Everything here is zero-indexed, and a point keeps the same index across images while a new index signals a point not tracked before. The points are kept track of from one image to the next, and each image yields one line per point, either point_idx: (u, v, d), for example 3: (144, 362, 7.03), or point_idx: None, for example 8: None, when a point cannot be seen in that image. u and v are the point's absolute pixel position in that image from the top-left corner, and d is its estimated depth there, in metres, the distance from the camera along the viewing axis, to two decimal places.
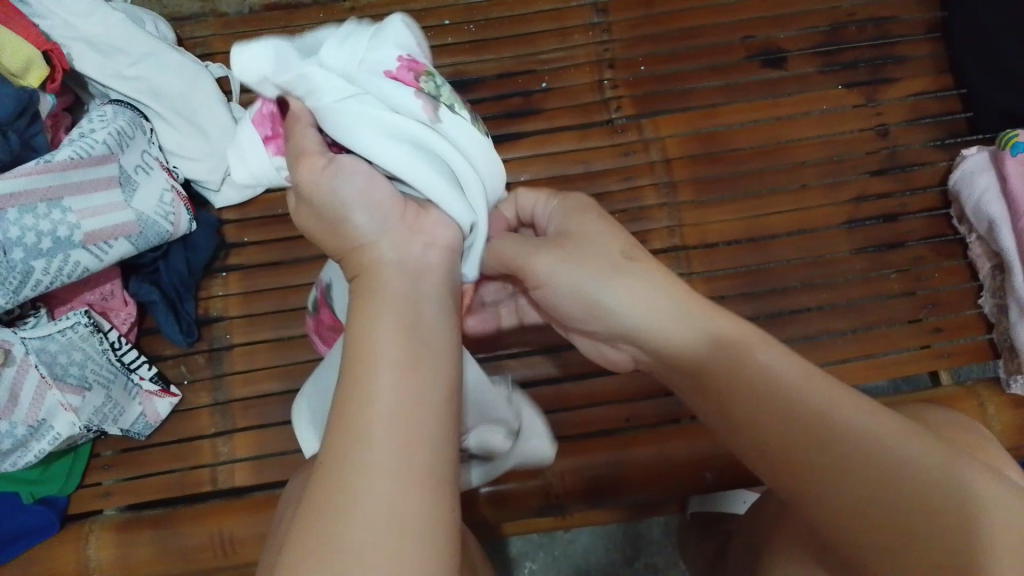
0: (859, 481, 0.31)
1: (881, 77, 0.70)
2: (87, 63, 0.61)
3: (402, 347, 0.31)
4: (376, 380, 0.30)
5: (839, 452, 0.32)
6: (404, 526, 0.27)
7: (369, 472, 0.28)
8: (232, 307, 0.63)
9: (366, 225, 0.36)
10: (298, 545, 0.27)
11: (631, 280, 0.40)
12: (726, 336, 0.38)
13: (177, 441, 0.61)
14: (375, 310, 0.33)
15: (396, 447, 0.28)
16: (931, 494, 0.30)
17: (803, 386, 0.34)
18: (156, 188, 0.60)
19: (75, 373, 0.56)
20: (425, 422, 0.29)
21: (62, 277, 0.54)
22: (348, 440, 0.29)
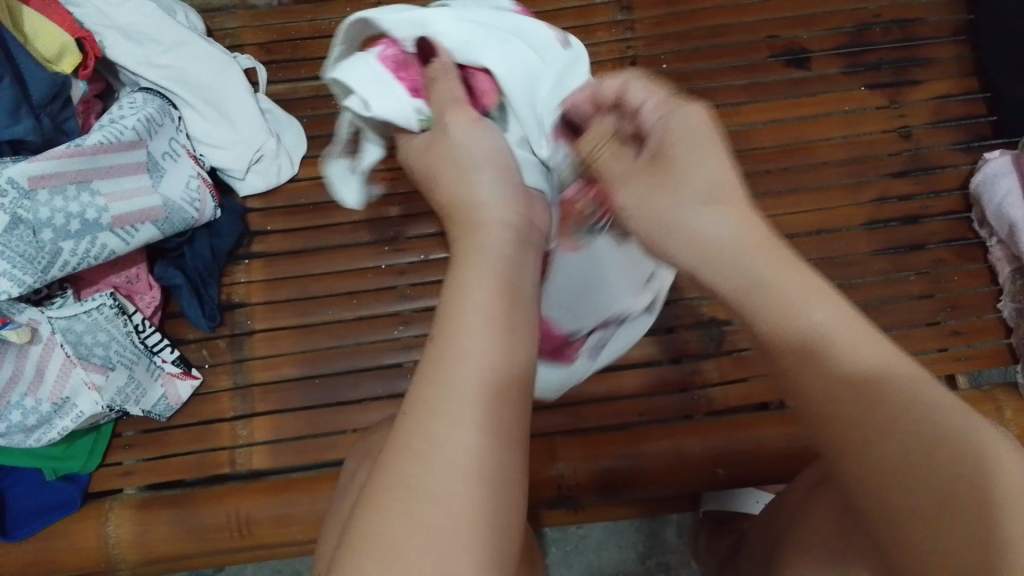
0: (896, 445, 0.28)
1: (904, 79, 0.70)
2: (117, 50, 0.62)
3: (499, 311, 0.33)
4: (472, 334, 0.32)
5: (891, 442, 0.28)
6: (469, 482, 0.28)
7: (452, 425, 0.29)
8: (255, 293, 0.64)
9: (488, 185, 0.39)
10: (381, 490, 0.29)
11: (708, 213, 0.35)
12: (802, 293, 0.31)
13: (197, 423, 0.62)
14: (475, 267, 0.35)
15: (484, 405, 0.30)
16: (975, 488, 0.26)
17: (860, 341, 0.30)
18: (182, 174, 0.62)
19: (100, 353, 0.57)
20: (509, 391, 0.31)
21: (89, 259, 0.56)
22: (437, 388, 0.30)
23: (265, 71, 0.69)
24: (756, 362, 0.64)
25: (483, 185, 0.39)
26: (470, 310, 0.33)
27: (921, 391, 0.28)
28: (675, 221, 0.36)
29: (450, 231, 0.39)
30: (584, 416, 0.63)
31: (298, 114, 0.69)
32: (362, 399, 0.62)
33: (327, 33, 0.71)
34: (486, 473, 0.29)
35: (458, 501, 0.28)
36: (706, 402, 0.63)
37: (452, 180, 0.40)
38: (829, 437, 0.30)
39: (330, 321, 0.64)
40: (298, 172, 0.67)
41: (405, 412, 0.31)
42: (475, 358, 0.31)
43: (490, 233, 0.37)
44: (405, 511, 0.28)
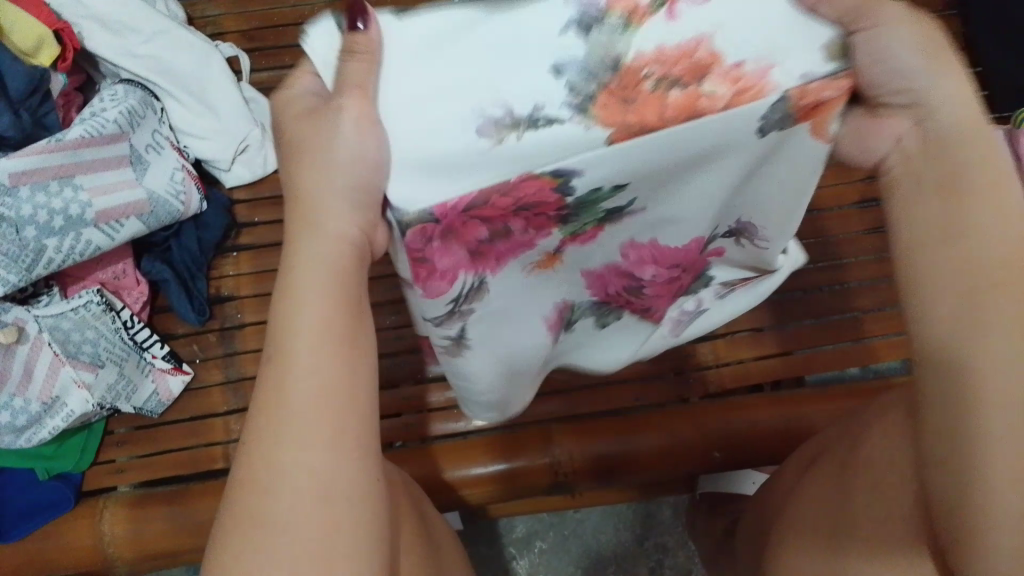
0: (952, 386, 0.30)
1: None
2: (97, 41, 0.61)
3: (334, 320, 0.31)
4: (300, 352, 0.31)
5: (951, 396, 0.30)
6: (313, 489, 0.30)
7: (294, 438, 0.30)
8: (244, 286, 0.63)
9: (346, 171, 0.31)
10: (240, 493, 0.30)
11: (908, 49, 0.30)
12: (985, 182, 0.31)
13: (189, 419, 0.61)
14: (313, 266, 0.32)
15: (317, 414, 0.30)
16: (966, 465, 0.30)
17: (982, 286, 0.30)
18: (166, 167, 0.60)
19: (88, 350, 0.57)
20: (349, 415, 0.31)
21: (74, 256, 0.55)
22: (270, 401, 0.30)
23: (248, 59, 0.68)
24: (749, 344, 0.64)
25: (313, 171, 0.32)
26: (303, 329, 0.31)
27: (1016, 350, 0.29)
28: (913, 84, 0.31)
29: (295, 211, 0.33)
30: (580, 402, 0.63)
31: None
32: None
33: (310, 17, 0.69)
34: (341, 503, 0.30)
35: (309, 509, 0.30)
36: (700, 385, 0.63)
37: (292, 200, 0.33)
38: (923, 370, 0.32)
39: None
40: None
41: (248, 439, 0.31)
42: (308, 376, 0.30)
43: (329, 236, 0.31)
44: (270, 494, 0.30)
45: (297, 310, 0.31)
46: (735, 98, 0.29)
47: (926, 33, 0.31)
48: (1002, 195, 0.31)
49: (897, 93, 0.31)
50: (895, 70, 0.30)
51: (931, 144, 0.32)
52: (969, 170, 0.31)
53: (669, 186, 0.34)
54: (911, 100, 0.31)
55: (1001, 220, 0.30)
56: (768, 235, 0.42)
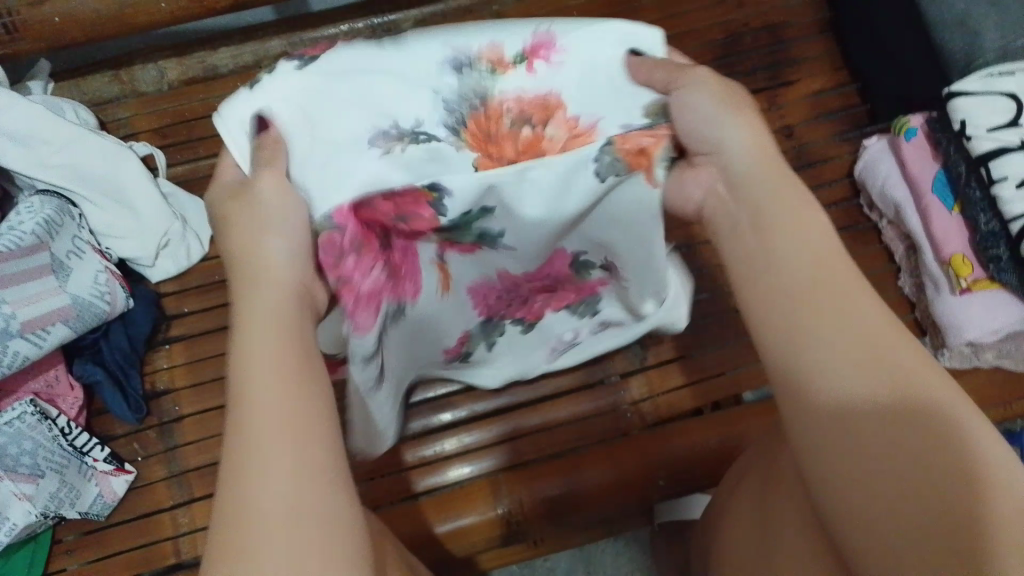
0: (869, 439, 0.31)
1: (780, 81, 0.73)
2: (7, 155, 0.61)
3: (289, 350, 0.35)
4: (257, 377, 0.33)
5: (867, 419, 0.31)
6: (293, 487, 0.31)
7: (273, 443, 0.32)
8: (179, 378, 0.64)
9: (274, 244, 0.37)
10: (228, 509, 0.31)
11: (728, 119, 0.39)
12: (787, 207, 0.37)
13: (137, 517, 0.61)
14: (260, 324, 0.36)
15: (279, 422, 0.32)
16: (934, 454, 0.30)
17: (830, 321, 0.33)
18: (89, 270, 0.61)
19: (26, 462, 0.57)
20: (321, 428, 0.33)
21: (2, 368, 0.55)
22: (237, 428, 0.32)
23: (163, 154, 0.70)
24: (676, 371, 0.67)
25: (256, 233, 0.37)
26: (256, 360, 0.34)
27: (885, 361, 0.32)
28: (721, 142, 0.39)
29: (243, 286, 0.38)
30: (524, 448, 0.64)
31: (202, 193, 0.70)
32: None
33: None
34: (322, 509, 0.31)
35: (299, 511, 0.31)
36: (637, 418, 0.65)
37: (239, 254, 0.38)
38: (814, 428, 0.33)
39: None
40: (208, 251, 0.68)
41: (227, 457, 0.32)
42: (268, 394, 0.33)
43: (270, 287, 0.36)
44: (254, 498, 0.31)
45: (249, 345, 0.35)
46: (570, 142, 0.37)
47: (719, 83, 0.40)
48: (810, 220, 0.37)
49: (701, 137, 0.39)
50: (696, 122, 0.39)
51: (733, 183, 0.39)
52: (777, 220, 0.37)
53: (523, 228, 0.40)
54: (714, 145, 0.39)
55: (809, 269, 0.35)
56: (629, 281, 0.49)
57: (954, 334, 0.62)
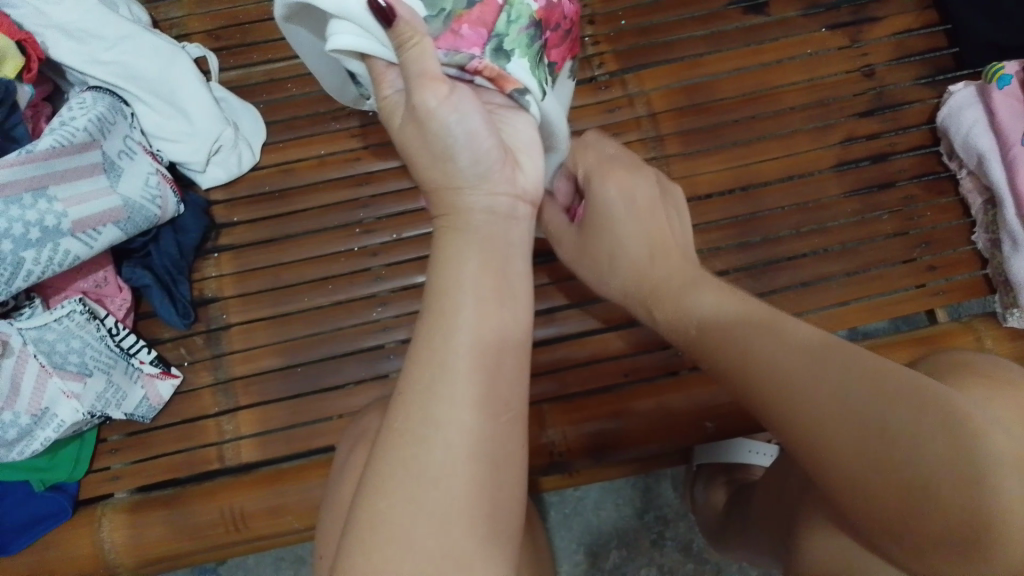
0: (874, 456, 0.34)
1: (864, 16, 0.69)
2: (62, 51, 0.60)
3: (488, 285, 0.34)
4: (462, 312, 0.33)
5: (883, 428, 0.34)
6: (473, 454, 0.31)
7: (447, 407, 0.31)
8: (227, 287, 0.64)
9: (467, 167, 0.36)
10: (389, 461, 0.31)
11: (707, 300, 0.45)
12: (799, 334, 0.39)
13: (182, 422, 0.62)
14: (461, 248, 0.35)
15: (475, 376, 0.32)
16: (966, 464, 0.33)
17: (837, 387, 0.36)
18: (141, 171, 0.60)
19: (75, 361, 0.57)
20: (502, 386, 0.32)
21: (53, 267, 0.55)
22: (429, 371, 0.32)
23: (216, 58, 0.68)
24: None
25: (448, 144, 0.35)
26: (460, 288, 0.33)
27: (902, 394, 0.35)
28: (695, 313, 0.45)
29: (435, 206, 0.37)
30: (570, 380, 0.63)
31: (254, 100, 0.68)
32: (346, 382, 0.62)
33: None
34: (486, 450, 0.31)
35: (452, 485, 0.30)
36: None
37: (419, 147, 0.36)
38: (818, 443, 0.36)
39: (308, 308, 0.63)
40: (259, 161, 0.66)
41: (402, 393, 0.32)
42: (466, 336, 0.32)
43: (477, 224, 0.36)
44: (418, 454, 0.30)
45: (450, 263, 0.34)
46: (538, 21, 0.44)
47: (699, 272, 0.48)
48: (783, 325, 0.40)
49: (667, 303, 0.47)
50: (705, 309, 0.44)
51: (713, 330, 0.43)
52: (738, 351, 0.40)
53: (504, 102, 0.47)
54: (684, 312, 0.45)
55: (789, 349, 0.38)
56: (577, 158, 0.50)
57: None
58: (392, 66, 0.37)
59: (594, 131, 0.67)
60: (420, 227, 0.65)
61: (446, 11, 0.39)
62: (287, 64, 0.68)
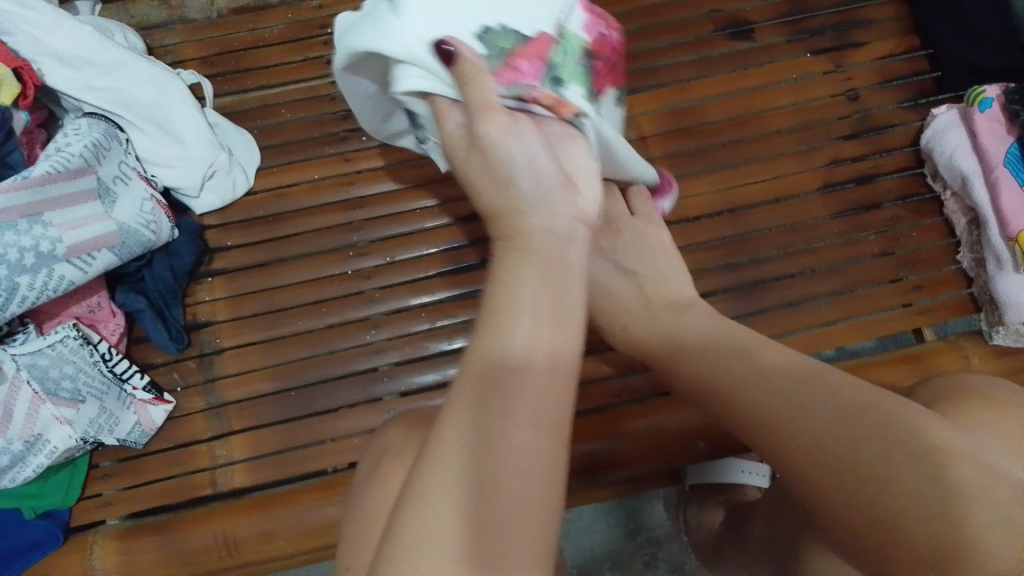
0: (841, 471, 0.36)
1: (847, 42, 0.71)
2: (57, 77, 0.61)
3: (549, 302, 0.31)
4: (521, 330, 0.30)
5: (834, 445, 0.36)
6: (523, 479, 0.29)
7: (499, 426, 0.29)
8: (221, 311, 0.64)
9: (527, 191, 0.34)
10: (430, 477, 0.29)
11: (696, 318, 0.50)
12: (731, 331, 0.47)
13: (174, 446, 0.61)
14: (521, 263, 0.32)
15: (533, 399, 0.29)
16: (932, 479, 0.34)
17: (790, 407, 0.39)
18: (136, 197, 0.60)
19: (68, 387, 0.57)
20: (558, 411, 0.30)
21: (48, 292, 0.55)
22: (483, 387, 0.29)
23: (210, 85, 0.68)
24: None
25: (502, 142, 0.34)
26: (516, 301, 0.31)
27: (868, 421, 0.36)
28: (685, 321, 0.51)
29: (490, 226, 0.34)
30: None
31: (248, 126, 0.68)
32: (340, 405, 0.62)
33: (269, 41, 0.70)
34: (538, 479, 0.29)
35: (497, 507, 0.29)
36: None
37: (482, 156, 0.34)
38: (795, 459, 0.38)
39: (300, 332, 0.63)
40: (253, 185, 0.67)
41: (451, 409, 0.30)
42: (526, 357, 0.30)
43: (542, 226, 0.33)
44: (462, 471, 0.29)
45: (510, 276, 0.31)
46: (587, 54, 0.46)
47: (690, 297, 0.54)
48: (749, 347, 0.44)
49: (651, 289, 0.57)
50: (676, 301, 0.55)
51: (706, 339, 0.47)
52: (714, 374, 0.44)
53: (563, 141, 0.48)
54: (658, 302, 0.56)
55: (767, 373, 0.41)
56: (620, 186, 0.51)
57: (1012, 313, 0.60)
58: (455, 104, 0.38)
59: None
60: (413, 250, 0.65)
61: (507, 49, 0.41)
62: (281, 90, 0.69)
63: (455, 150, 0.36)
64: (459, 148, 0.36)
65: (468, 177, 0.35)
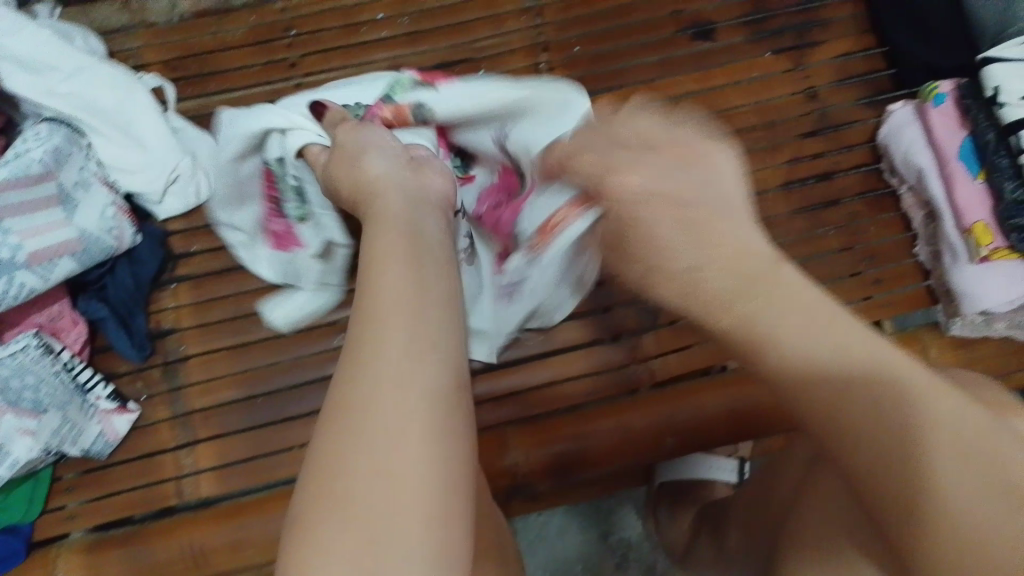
0: (869, 449, 0.29)
1: (807, 42, 0.72)
2: (17, 80, 0.59)
3: (399, 249, 0.33)
4: (383, 274, 0.31)
5: (828, 393, 0.30)
6: (400, 408, 0.28)
7: (371, 366, 0.29)
8: (185, 318, 0.63)
9: (381, 166, 0.40)
10: (326, 436, 0.28)
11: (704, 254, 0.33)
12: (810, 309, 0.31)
13: (139, 457, 0.60)
14: (380, 223, 0.35)
15: (402, 329, 0.30)
16: (898, 450, 0.28)
17: (809, 363, 0.30)
18: (97, 204, 0.59)
19: (29, 397, 0.55)
20: (430, 333, 0.30)
21: (8, 300, 0.53)
22: (355, 337, 0.30)
23: (173, 88, 0.67)
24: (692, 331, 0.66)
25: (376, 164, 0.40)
26: (385, 258, 0.32)
27: (873, 407, 0.29)
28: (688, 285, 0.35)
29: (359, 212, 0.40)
30: (533, 401, 0.64)
31: (211, 129, 0.68)
32: (308, 411, 0.61)
33: (232, 44, 0.69)
34: (419, 405, 0.28)
35: (388, 439, 0.27)
36: (647, 374, 0.65)
37: (350, 160, 0.42)
38: (825, 429, 0.30)
39: (267, 338, 0.63)
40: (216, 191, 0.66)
41: (337, 376, 0.29)
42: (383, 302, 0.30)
43: (401, 219, 0.36)
44: (347, 422, 0.28)
45: (373, 243, 0.34)
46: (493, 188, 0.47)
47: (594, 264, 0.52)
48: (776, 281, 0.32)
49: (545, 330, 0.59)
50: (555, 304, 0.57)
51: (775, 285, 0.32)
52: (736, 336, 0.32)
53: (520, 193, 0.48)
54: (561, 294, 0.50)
55: (803, 351, 0.30)
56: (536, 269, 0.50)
57: (968, 303, 0.62)
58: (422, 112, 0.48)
59: None
60: None
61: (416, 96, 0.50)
62: (246, 93, 0.68)
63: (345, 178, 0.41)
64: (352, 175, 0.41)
65: (351, 186, 0.41)
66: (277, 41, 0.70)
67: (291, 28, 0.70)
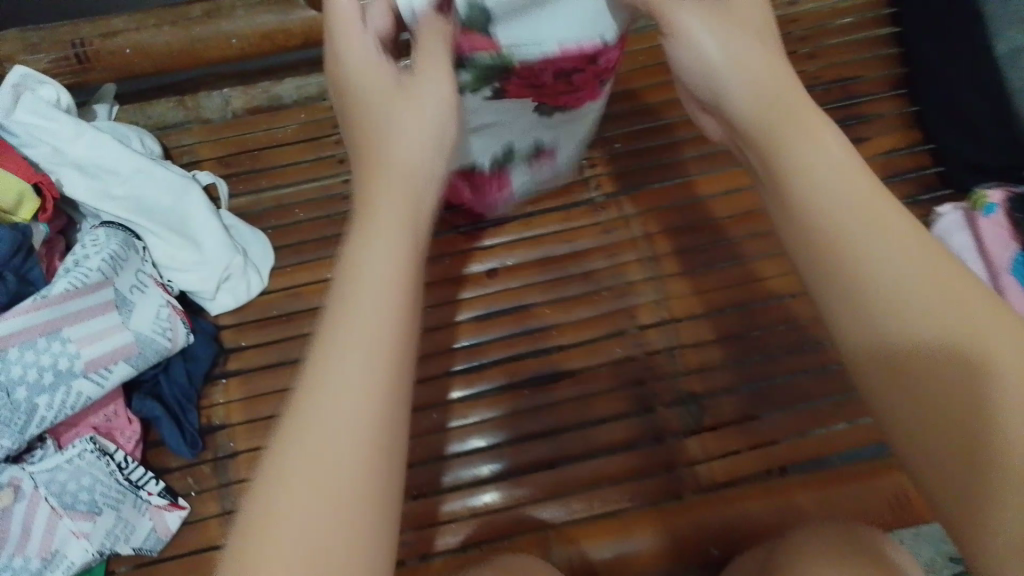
0: (919, 395, 0.31)
1: (851, 139, 0.72)
2: (77, 188, 0.63)
3: (399, 270, 0.32)
4: (359, 297, 0.30)
5: (919, 356, 0.31)
6: (349, 439, 0.28)
7: (341, 384, 0.29)
8: (234, 413, 0.64)
9: (401, 151, 0.36)
10: (280, 442, 0.28)
11: (741, 75, 0.38)
12: (834, 171, 0.34)
13: (189, 553, 0.61)
14: (367, 224, 0.33)
15: (366, 350, 0.29)
16: (964, 411, 0.30)
17: (897, 297, 0.31)
18: (152, 306, 0.61)
19: (85, 500, 0.58)
20: (391, 366, 0.30)
21: (66, 410, 0.55)
22: (324, 349, 0.30)
23: (226, 185, 0.70)
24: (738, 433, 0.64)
25: (393, 147, 0.36)
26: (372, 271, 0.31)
27: (943, 373, 0.30)
28: (712, 69, 0.39)
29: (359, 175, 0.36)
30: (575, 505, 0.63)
31: (263, 224, 0.69)
32: None
33: (282, 140, 0.71)
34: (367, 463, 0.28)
35: (345, 471, 0.27)
36: (693, 479, 0.63)
37: (369, 127, 0.37)
38: (886, 399, 0.32)
39: None
40: (267, 286, 0.67)
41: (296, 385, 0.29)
42: (364, 320, 0.30)
43: (388, 206, 0.34)
44: (298, 434, 0.28)
45: (366, 240, 0.32)
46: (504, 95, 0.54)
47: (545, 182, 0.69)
48: (830, 169, 0.34)
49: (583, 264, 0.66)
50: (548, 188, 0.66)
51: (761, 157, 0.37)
52: (794, 212, 0.35)
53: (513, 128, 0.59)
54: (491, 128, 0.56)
55: (870, 266, 0.32)
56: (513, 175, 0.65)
57: None
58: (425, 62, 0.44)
59: (594, 251, 0.70)
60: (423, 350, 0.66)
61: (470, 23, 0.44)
62: (294, 189, 0.70)
63: (355, 126, 0.37)
64: (363, 129, 0.37)
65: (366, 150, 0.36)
66: (326, 137, 0.72)
67: (340, 125, 0.72)
